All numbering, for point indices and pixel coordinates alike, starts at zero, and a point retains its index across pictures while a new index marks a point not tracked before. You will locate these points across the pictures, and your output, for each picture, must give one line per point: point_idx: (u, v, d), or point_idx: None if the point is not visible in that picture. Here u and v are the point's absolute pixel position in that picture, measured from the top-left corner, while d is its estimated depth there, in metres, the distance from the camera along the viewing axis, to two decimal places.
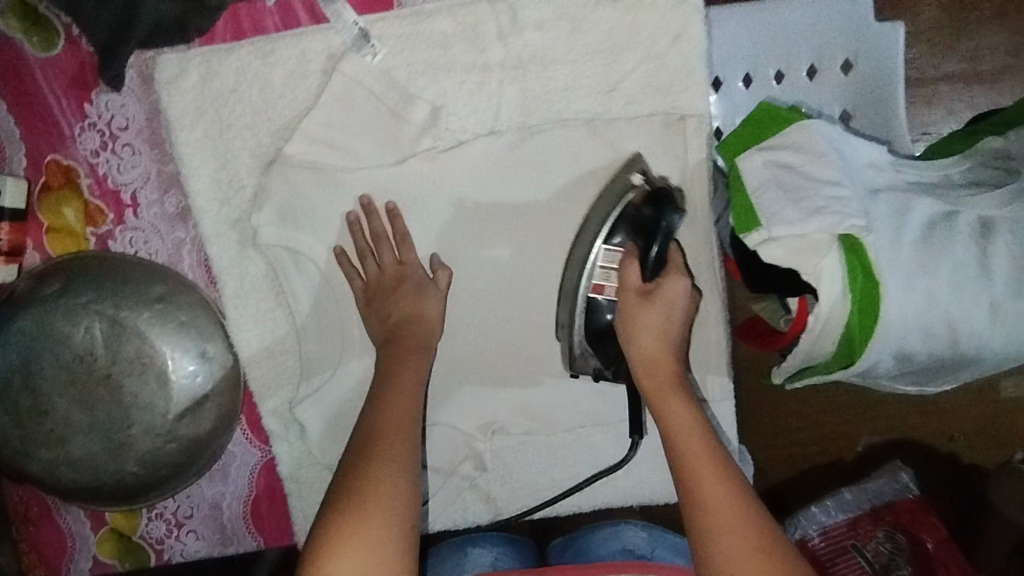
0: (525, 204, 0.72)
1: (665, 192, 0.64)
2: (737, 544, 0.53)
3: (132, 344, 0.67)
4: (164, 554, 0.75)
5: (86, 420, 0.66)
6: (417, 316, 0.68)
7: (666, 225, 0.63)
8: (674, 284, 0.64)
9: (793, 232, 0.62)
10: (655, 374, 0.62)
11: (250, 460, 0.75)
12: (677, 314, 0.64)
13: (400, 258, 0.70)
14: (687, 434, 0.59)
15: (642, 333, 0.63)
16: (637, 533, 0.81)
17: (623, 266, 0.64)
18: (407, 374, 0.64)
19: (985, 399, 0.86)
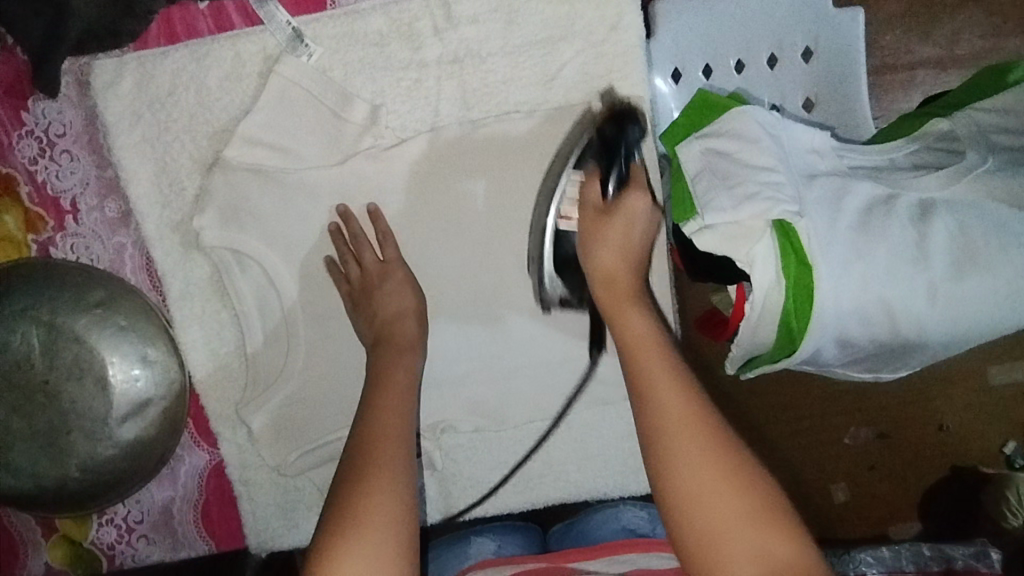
0: (467, 200, 0.72)
1: (627, 114, 0.71)
2: (692, 448, 0.49)
3: (71, 350, 0.67)
4: (116, 559, 0.75)
5: (25, 427, 0.66)
6: (399, 313, 0.67)
7: (626, 144, 0.68)
8: (635, 199, 0.63)
9: (724, 220, 0.62)
10: (612, 288, 0.61)
11: (198, 463, 0.75)
12: (636, 229, 0.63)
13: (383, 257, 0.70)
14: (645, 346, 0.56)
15: (596, 249, 0.63)
16: (636, 512, 0.76)
17: (584, 188, 0.67)
18: (399, 374, 0.63)
19: (971, 386, 0.89)
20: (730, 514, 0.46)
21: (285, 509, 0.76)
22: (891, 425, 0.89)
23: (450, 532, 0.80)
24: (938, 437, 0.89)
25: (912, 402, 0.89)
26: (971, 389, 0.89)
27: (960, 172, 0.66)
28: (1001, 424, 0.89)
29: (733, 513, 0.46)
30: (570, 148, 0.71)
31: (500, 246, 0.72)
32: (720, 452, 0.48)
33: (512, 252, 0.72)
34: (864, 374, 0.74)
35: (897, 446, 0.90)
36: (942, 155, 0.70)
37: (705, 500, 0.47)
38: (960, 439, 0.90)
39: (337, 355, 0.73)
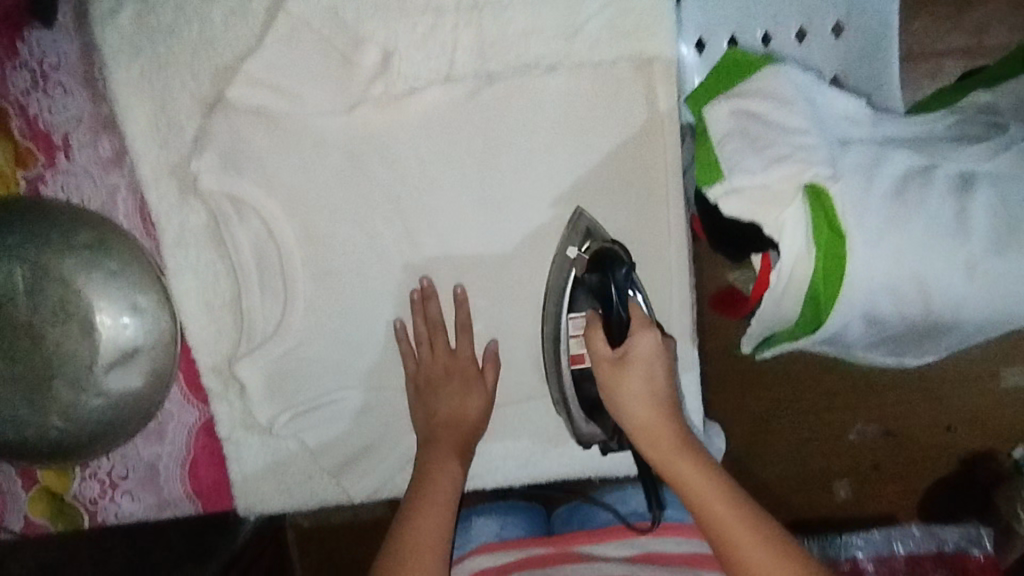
0: (480, 156, 0.68)
1: (609, 253, 0.65)
2: None
3: (55, 293, 0.64)
4: (98, 515, 0.73)
5: (4, 372, 0.63)
6: (457, 420, 0.68)
7: (614, 283, 0.63)
8: (642, 341, 0.61)
9: (752, 183, 0.58)
10: (657, 444, 0.59)
11: (188, 419, 0.72)
12: (658, 370, 0.60)
13: (453, 348, 0.69)
14: (707, 493, 0.55)
15: (631, 403, 0.60)
16: (647, 497, 0.77)
17: (589, 331, 0.64)
18: (447, 476, 0.63)
19: (985, 388, 0.88)
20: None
21: (276, 470, 0.73)
22: (897, 425, 0.90)
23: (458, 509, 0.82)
24: (944, 438, 0.90)
25: (922, 399, 0.89)
26: (985, 389, 0.88)
27: (1000, 146, 0.61)
28: (1011, 427, 0.89)
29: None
30: (561, 276, 0.68)
31: (512, 205, 0.69)
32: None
33: (523, 212, 0.69)
34: (888, 358, 0.71)
35: (903, 444, 0.90)
36: (985, 126, 0.65)
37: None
38: (968, 438, 0.90)
39: (337, 311, 0.70)
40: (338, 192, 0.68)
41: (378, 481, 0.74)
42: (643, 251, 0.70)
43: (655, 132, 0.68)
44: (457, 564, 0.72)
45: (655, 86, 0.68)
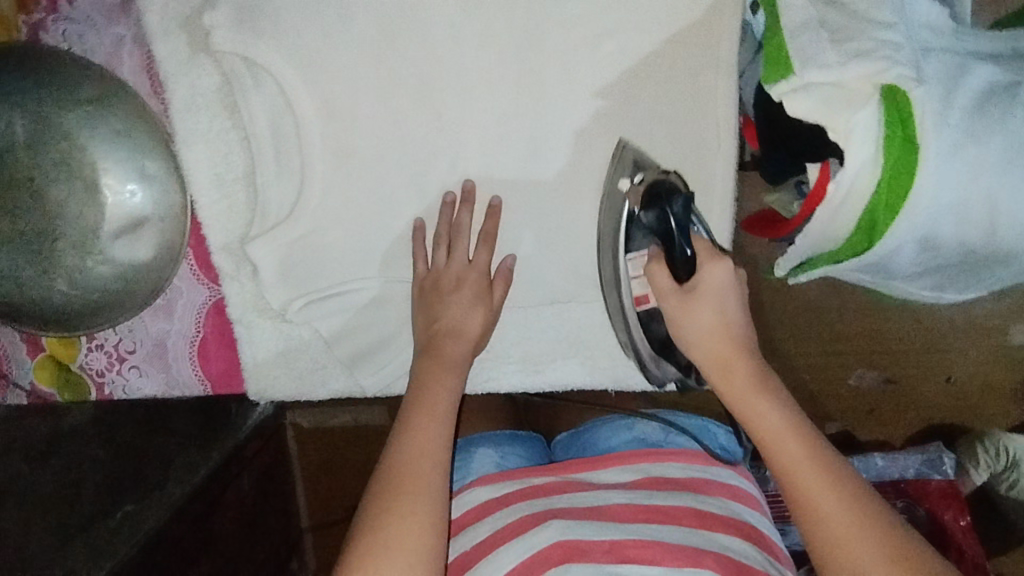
0: (521, 33, 0.62)
1: (661, 185, 0.61)
2: (831, 510, 0.46)
3: (57, 147, 0.59)
4: (104, 389, 0.71)
5: (6, 229, 0.59)
6: (462, 329, 0.63)
7: (676, 217, 0.58)
8: (715, 273, 0.56)
9: (825, 78, 0.53)
10: (729, 380, 0.53)
11: (198, 298, 0.69)
12: (730, 303, 0.56)
13: (466, 257, 0.65)
14: (781, 435, 0.49)
15: (698, 335, 0.56)
16: (648, 424, 0.77)
17: (652, 274, 0.60)
18: (442, 396, 0.59)
19: (993, 340, 0.87)
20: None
21: (285, 358, 0.71)
22: (897, 372, 0.90)
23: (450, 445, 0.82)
24: (943, 387, 0.90)
25: (925, 348, 0.88)
26: (992, 341, 0.87)
27: None
28: (1002, 389, 0.89)
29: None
30: (609, 232, 0.64)
31: (551, 95, 0.64)
32: (883, 542, 0.45)
33: (562, 102, 0.64)
34: (924, 292, 0.68)
35: (903, 392, 0.90)
36: None
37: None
38: (966, 390, 0.90)
39: (358, 194, 0.66)
40: (365, 64, 0.63)
41: (392, 376, 0.72)
42: (684, 155, 0.66)
43: (717, 15, 0.62)
44: (456, 495, 0.73)
45: None
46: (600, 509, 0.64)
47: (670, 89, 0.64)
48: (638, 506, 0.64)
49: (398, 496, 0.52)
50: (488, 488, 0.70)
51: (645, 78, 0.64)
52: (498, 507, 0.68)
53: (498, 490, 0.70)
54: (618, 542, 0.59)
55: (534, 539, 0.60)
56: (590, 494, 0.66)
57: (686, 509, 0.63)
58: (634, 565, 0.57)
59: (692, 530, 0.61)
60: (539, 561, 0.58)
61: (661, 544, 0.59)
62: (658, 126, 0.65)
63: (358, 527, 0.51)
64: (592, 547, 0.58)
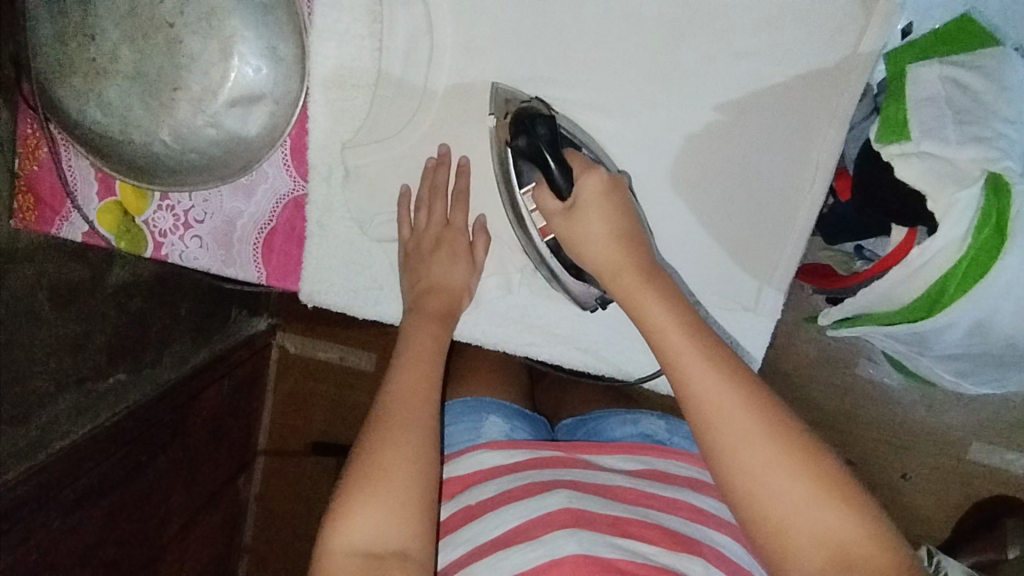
0: (664, 31, 0.65)
1: (525, 114, 0.62)
2: (715, 392, 0.51)
3: (206, 3, 0.60)
4: (161, 250, 0.71)
5: (131, 65, 0.60)
6: (448, 286, 0.69)
7: (541, 141, 0.60)
8: (591, 179, 0.60)
9: (938, 152, 0.56)
10: (619, 280, 0.59)
11: (281, 189, 0.70)
12: (619, 208, 0.61)
13: (448, 218, 0.68)
14: (668, 326, 0.55)
15: (591, 243, 0.60)
16: (654, 421, 0.79)
17: (539, 194, 0.63)
18: (427, 342, 0.66)
19: (951, 452, 1.00)
20: (787, 481, 0.49)
21: (346, 270, 0.72)
22: (863, 457, 1.02)
23: (462, 400, 0.81)
24: (898, 482, 1.02)
25: (892, 431, 1.00)
26: (951, 452, 1.00)
27: None
28: (949, 497, 1.01)
29: (773, 472, 0.49)
30: (505, 184, 0.66)
31: (672, 95, 0.67)
32: (768, 426, 0.50)
33: (681, 106, 0.67)
34: (946, 375, 0.73)
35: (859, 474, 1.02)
36: None
37: (777, 491, 0.49)
38: (919, 488, 1.01)
39: (467, 132, 0.67)
40: (508, 12, 0.64)
41: None
42: (778, 188, 0.69)
43: (845, 71, 0.65)
44: (458, 454, 0.72)
45: (869, 26, 0.63)
46: (604, 488, 0.66)
47: (786, 123, 0.67)
48: (640, 491, 0.66)
49: (400, 442, 0.59)
50: (496, 456, 0.70)
51: (764, 107, 0.67)
52: (504, 472, 0.68)
53: (510, 456, 0.70)
54: (621, 518, 0.61)
55: (538, 504, 0.62)
56: (595, 474, 0.68)
57: (683, 502, 0.66)
58: (635, 540, 0.59)
59: (687, 520, 0.64)
60: (543, 523, 0.60)
61: (663, 529, 0.61)
62: (762, 156, 0.68)
63: (351, 467, 0.59)
64: (598, 519, 0.60)
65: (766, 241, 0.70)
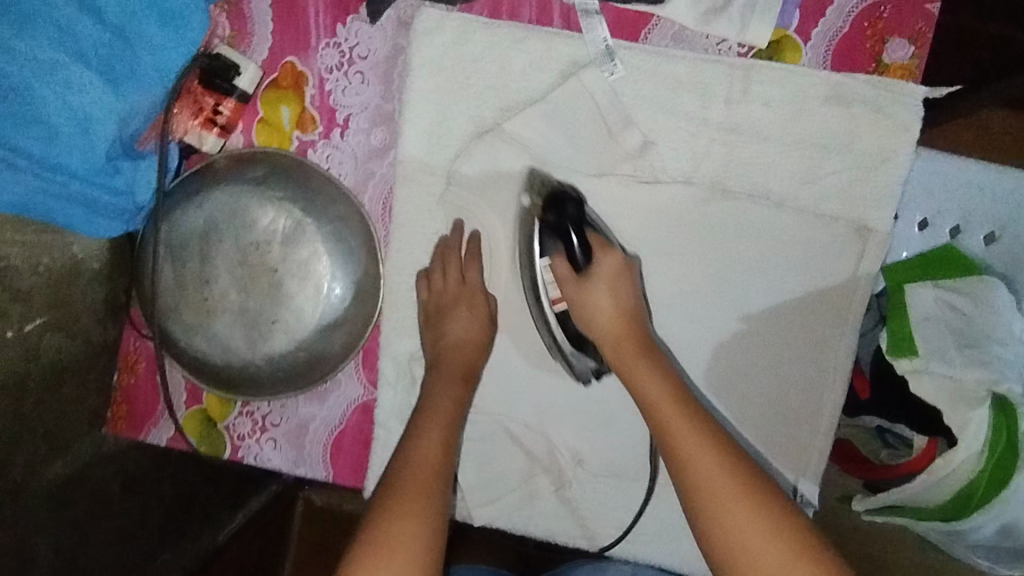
0: (692, 256, 0.75)
1: (560, 193, 0.73)
2: (697, 451, 0.58)
3: (305, 251, 0.70)
4: (239, 452, 0.78)
5: (238, 303, 0.69)
6: (466, 345, 0.72)
7: (568, 220, 0.71)
8: (608, 258, 0.71)
9: (946, 371, 0.64)
10: (621, 345, 0.68)
11: (352, 394, 0.77)
12: (620, 286, 0.70)
13: (465, 277, 0.74)
14: (661, 400, 0.63)
15: (597, 312, 0.69)
16: (622, 567, 0.76)
17: (555, 267, 0.71)
18: (446, 403, 0.69)
19: None
20: (766, 551, 0.53)
21: None
22: None
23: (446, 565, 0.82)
24: None
25: None
26: None
27: None
28: None
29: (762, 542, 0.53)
30: (525, 247, 0.73)
31: (702, 310, 0.76)
32: (744, 495, 0.55)
33: (712, 317, 0.76)
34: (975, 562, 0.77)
35: None
36: None
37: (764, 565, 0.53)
38: None
39: (521, 342, 0.76)
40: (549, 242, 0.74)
41: (499, 511, 0.78)
42: (801, 388, 0.76)
43: (851, 288, 0.75)
44: None
45: (866, 252, 0.74)
46: None
47: (803, 331, 0.76)
48: None
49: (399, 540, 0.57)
50: None
51: (783, 317, 0.76)
52: None
53: None
54: None
55: None
56: None
57: None
58: None
59: None
60: None
61: None
62: (785, 360, 0.76)
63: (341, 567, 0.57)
64: None
65: (796, 436, 0.76)
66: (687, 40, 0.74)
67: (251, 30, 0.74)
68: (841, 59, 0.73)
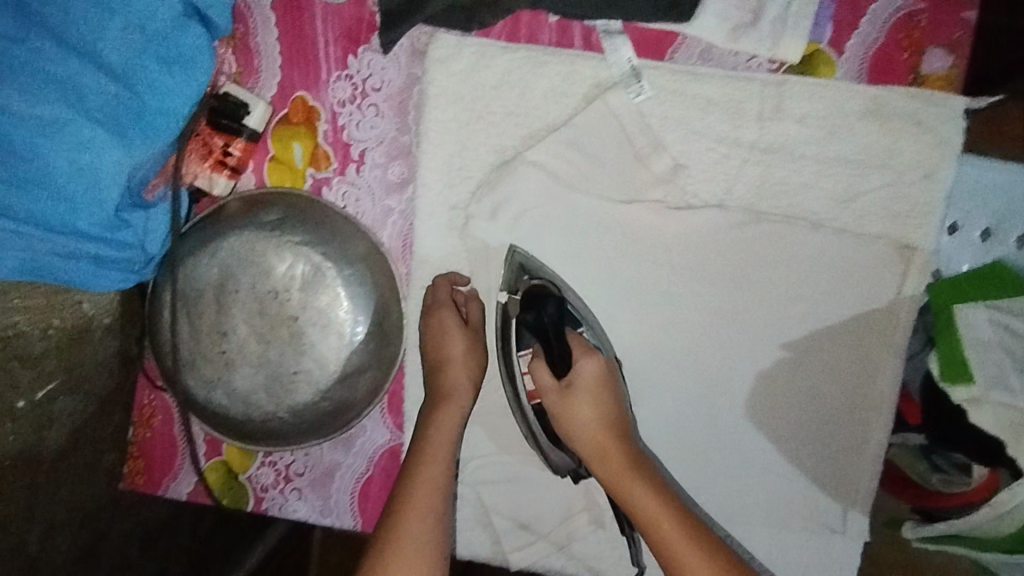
0: (728, 282, 0.72)
1: (538, 293, 0.69)
2: (648, 509, 0.60)
3: (324, 297, 0.67)
4: (262, 503, 0.74)
5: (258, 354, 0.67)
6: (450, 361, 0.68)
7: (551, 321, 0.67)
8: (587, 364, 0.67)
9: (1008, 401, 0.61)
10: (606, 461, 0.63)
11: (378, 439, 0.74)
12: (603, 391, 0.66)
13: (431, 299, 0.70)
14: (614, 460, 0.63)
15: (576, 425, 0.65)
16: None
17: (535, 374, 0.68)
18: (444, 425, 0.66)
19: None
20: None
21: None
22: None
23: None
24: None
25: None
26: None
27: None
28: None
29: None
30: (500, 335, 0.71)
31: (741, 338, 0.73)
32: (700, 548, 0.57)
33: (751, 345, 0.73)
34: None
35: None
36: None
37: None
38: None
39: None
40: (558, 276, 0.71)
41: (536, 554, 0.75)
42: (846, 415, 0.73)
43: (896, 310, 0.71)
44: None
45: (909, 272, 0.71)
46: None
47: (846, 356, 0.72)
48: None
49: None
50: None
51: (825, 342, 0.72)
52: None
53: None
54: None
55: None
56: None
57: None
58: None
59: None
60: None
61: None
62: (829, 387, 0.73)
63: None
64: None
65: (844, 465, 0.73)
66: (715, 58, 0.71)
67: (259, 66, 0.71)
68: (878, 71, 0.70)
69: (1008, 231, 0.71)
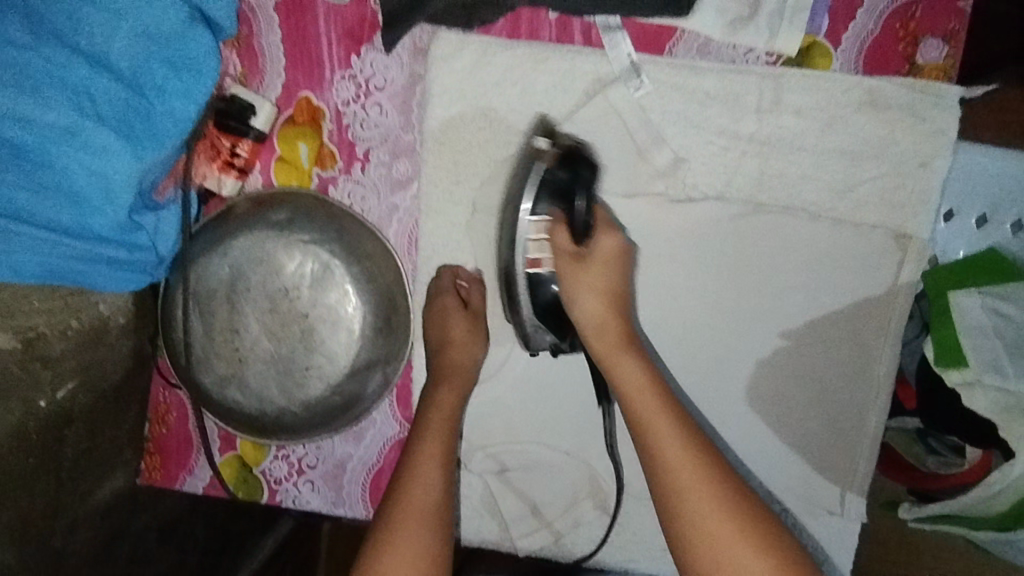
0: (728, 271, 0.74)
1: (577, 153, 0.66)
2: (661, 423, 0.59)
3: (333, 294, 0.69)
4: (276, 496, 0.76)
5: (270, 351, 0.68)
6: (454, 353, 0.70)
7: (580, 185, 0.64)
8: (605, 241, 0.66)
9: (1000, 385, 0.62)
10: (605, 338, 0.64)
11: (387, 432, 0.75)
12: (614, 273, 0.66)
13: (437, 288, 0.72)
14: (631, 381, 0.62)
15: (588, 299, 0.64)
16: None
17: (553, 233, 0.64)
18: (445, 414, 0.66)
19: None
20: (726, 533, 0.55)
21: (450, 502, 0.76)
22: None
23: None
24: None
25: None
26: None
27: None
28: None
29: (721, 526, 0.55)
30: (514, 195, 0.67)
31: (741, 327, 0.74)
32: (707, 474, 0.57)
33: (751, 333, 0.74)
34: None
35: None
36: None
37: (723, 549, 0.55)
38: None
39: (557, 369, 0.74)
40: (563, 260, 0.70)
41: (543, 541, 0.77)
42: (844, 401, 0.74)
43: (892, 297, 0.73)
44: None
45: (905, 259, 0.72)
46: None
47: (843, 343, 0.74)
48: None
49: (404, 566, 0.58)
50: None
51: (823, 330, 0.74)
52: None
53: None
54: None
55: None
56: None
57: None
58: None
59: None
60: None
61: None
62: (826, 374, 0.74)
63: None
64: None
65: (842, 450, 0.75)
66: (714, 52, 0.72)
67: (263, 67, 0.72)
68: (874, 63, 0.71)
69: (1003, 218, 0.73)
